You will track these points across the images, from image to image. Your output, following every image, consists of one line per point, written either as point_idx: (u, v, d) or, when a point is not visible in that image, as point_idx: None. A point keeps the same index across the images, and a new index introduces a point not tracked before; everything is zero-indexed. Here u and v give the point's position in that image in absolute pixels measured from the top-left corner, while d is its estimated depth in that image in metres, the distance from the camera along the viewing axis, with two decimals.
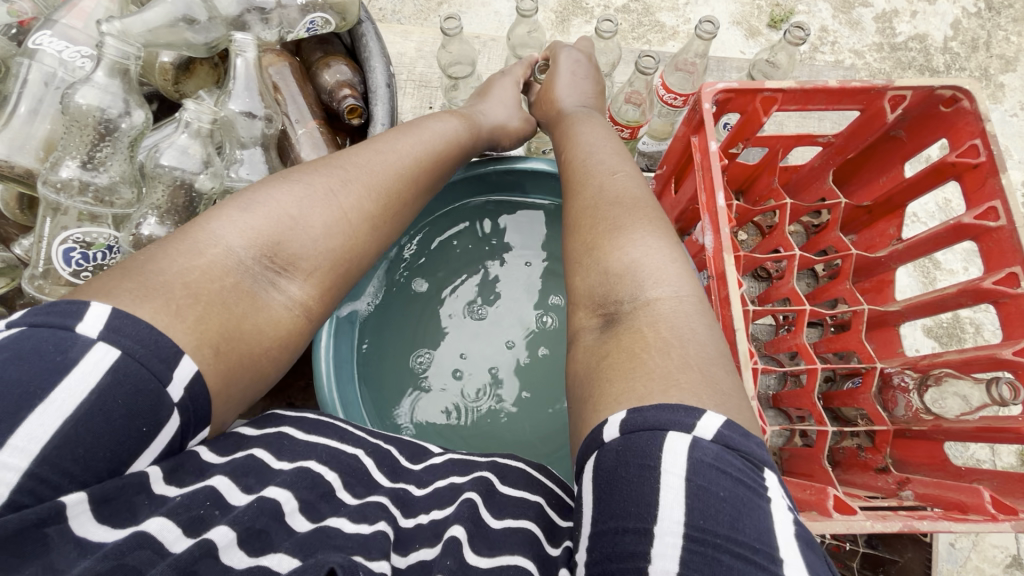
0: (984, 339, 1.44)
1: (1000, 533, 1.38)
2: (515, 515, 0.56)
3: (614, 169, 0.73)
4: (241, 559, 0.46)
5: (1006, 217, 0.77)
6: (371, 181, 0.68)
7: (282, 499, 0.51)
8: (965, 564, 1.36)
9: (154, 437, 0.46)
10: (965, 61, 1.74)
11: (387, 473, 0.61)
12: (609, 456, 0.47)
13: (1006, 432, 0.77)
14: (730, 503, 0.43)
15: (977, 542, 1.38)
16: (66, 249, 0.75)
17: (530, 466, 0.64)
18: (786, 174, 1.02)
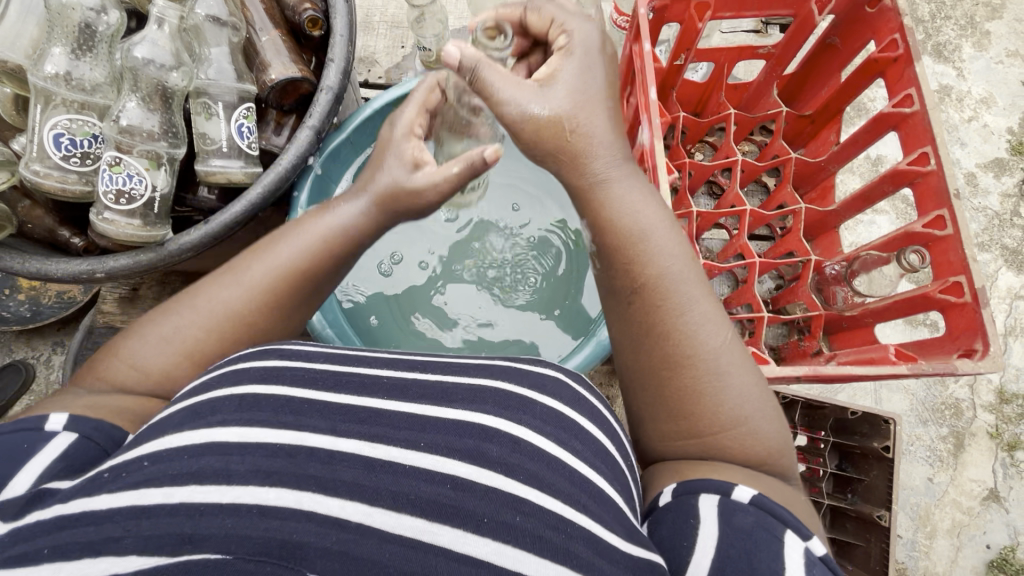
0: None
1: (977, 467, 1.42)
2: (562, 444, 0.55)
3: (681, 277, 0.65)
4: (193, 492, 0.46)
5: (920, 104, 0.88)
6: (262, 289, 0.65)
7: (230, 429, 0.51)
8: (943, 498, 1.40)
9: (40, 449, 0.51)
10: (951, 11, 1.75)
11: (347, 364, 0.61)
12: (714, 515, 0.53)
13: (921, 299, 0.84)
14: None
15: (954, 477, 1.42)
16: (55, 134, 0.80)
17: (567, 376, 0.63)
18: (737, 93, 1.13)
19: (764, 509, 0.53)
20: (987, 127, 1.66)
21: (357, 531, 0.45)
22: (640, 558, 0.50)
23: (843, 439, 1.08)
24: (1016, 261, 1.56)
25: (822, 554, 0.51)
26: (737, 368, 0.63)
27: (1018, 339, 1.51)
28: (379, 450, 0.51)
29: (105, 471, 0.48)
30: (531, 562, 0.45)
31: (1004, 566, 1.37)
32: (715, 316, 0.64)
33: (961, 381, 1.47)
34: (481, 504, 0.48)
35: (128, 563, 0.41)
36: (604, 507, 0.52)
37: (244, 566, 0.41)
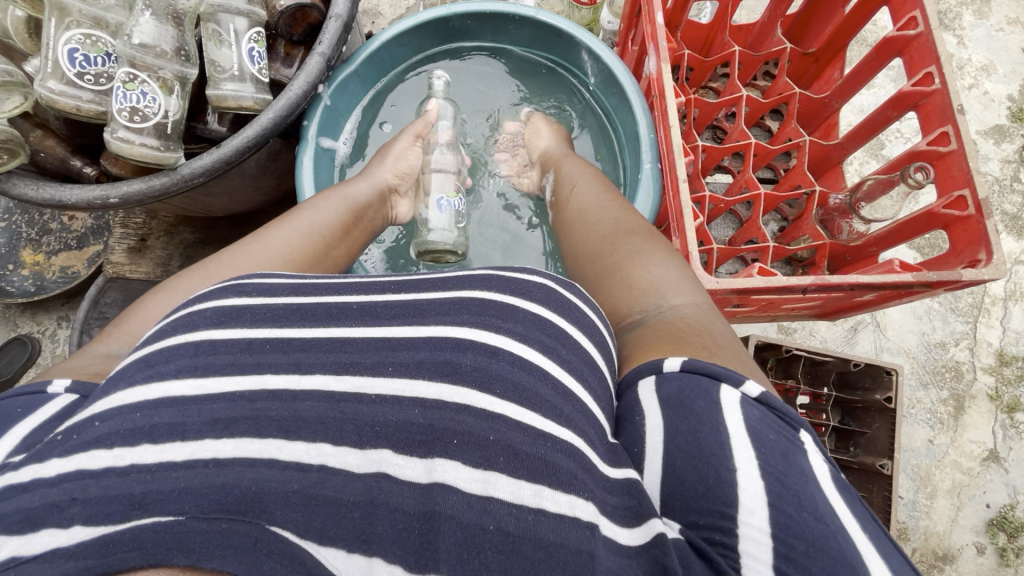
0: None
1: (977, 429, 1.44)
2: (542, 350, 0.48)
3: (588, 192, 0.87)
4: (145, 452, 0.39)
5: (924, 25, 0.86)
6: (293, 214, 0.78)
7: (186, 381, 0.44)
8: (943, 459, 1.42)
9: (33, 411, 0.46)
10: None
11: (312, 295, 0.55)
12: (671, 391, 0.47)
13: (923, 224, 0.85)
14: (779, 447, 0.42)
15: (955, 438, 1.43)
16: (69, 49, 0.78)
17: (553, 281, 0.56)
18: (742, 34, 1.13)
19: (695, 371, 0.47)
20: (988, 94, 1.67)
21: (321, 472, 0.40)
22: (616, 478, 0.43)
23: (846, 394, 1.09)
24: (1015, 226, 1.57)
25: (757, 395, 0.45)
26: (636, 235, 0.73)
27: (1018, 304, 1.52)
28: (344, 382, 0.46)
29: (64, 434, 0.40)
30: (506, 484, 0.39)
31: (1003, 524, 1.39)
32: (613, 206, 0.81)
33: (961, 345, 1.49)
34: (457, 421, 0.42)
35: (72, 535, 0.33)
36: (582, 428, 0.44)
37: (198, 527, 0.33)
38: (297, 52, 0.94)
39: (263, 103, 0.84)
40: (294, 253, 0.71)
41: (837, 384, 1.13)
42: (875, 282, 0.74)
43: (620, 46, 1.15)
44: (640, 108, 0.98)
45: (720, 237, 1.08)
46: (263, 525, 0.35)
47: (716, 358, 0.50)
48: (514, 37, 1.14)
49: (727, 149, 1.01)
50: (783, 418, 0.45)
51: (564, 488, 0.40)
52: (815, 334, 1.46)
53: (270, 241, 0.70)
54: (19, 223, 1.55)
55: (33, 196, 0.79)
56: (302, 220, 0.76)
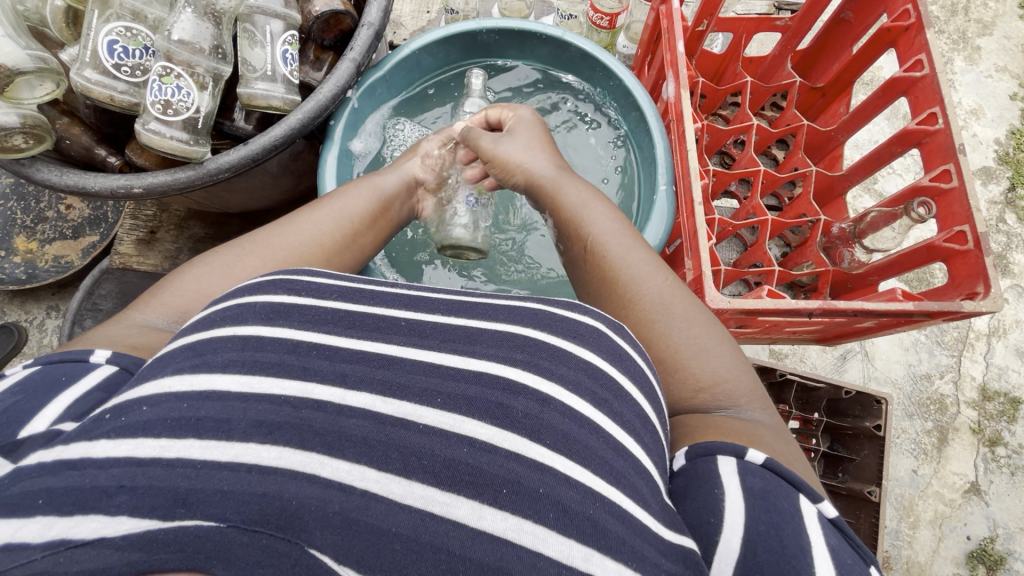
0: None
1: (960, 461, 1.47)
2: (596, 403, 0.49)
3: (625, 247, 0.77)
4: (191, 446, 0.41)
5: (929, 68, 0.90)
6: (332, 211, 0.79)
7: (231, 376, 0.46)
8: (926, 490, 1.44)
9: (77, 379, 0.49)
10: (944, 25, 1.82)
11: (362, 303, 0.56)
12: (755, 479, 0.49)
13: (919, 258, 0.88)
14: (854, 570, 0.46)
15: (938, 469, 1.46)
16: (109, 41, 0.79)
17: (606, 325, 0.57)
18: (753, 66, 1.18)
19: (776, 473, 0.50)
20: (976, 136, 1.73)
21: (364, 497, 0.40)
22: (672, 543, 0.44)
23: (835, 420, 1.12)
24: (999, 265, 1.63)
25: (831, 517, 0.49)
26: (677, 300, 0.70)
27: (1001, 340, 1.56)
28: (392, 405, 0.46)
29: (108, 413, 0.44)
30: (558, 544, 0.40)
31: (982, 557, 1.41)
32: (653, 268, 0.73)
33: (946, 377, 1.52)
34: (508, 470, 0.43)
35: (118, 525, 0.36)
36: (632, 487, 0.45)
37: (239, 538, 0.35)
38: (327, 57, 0.96)
39: (292, 104, 0.85)
40: (325, 240, 0.76)
41: (827, 410, 1.15)
42: (880, 308, 0.76)
43: (637, 69, 1.19)
44: (658, 131, 1.00)
45: (725, 259, 1.11)
46: (302, 546, 0.36)
47: (793, 469, 0.54)
48: (539, 56, 1.15)
49: (737, 175, 1.03)
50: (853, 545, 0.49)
51: (615, 554, 0.40)
52: (806, 359, 1.49)
53: (303, 227, 0.75)
54: (14, 208, 1.53)
55: (58, 183, 0.79)
56: (333, 207, 0.79)
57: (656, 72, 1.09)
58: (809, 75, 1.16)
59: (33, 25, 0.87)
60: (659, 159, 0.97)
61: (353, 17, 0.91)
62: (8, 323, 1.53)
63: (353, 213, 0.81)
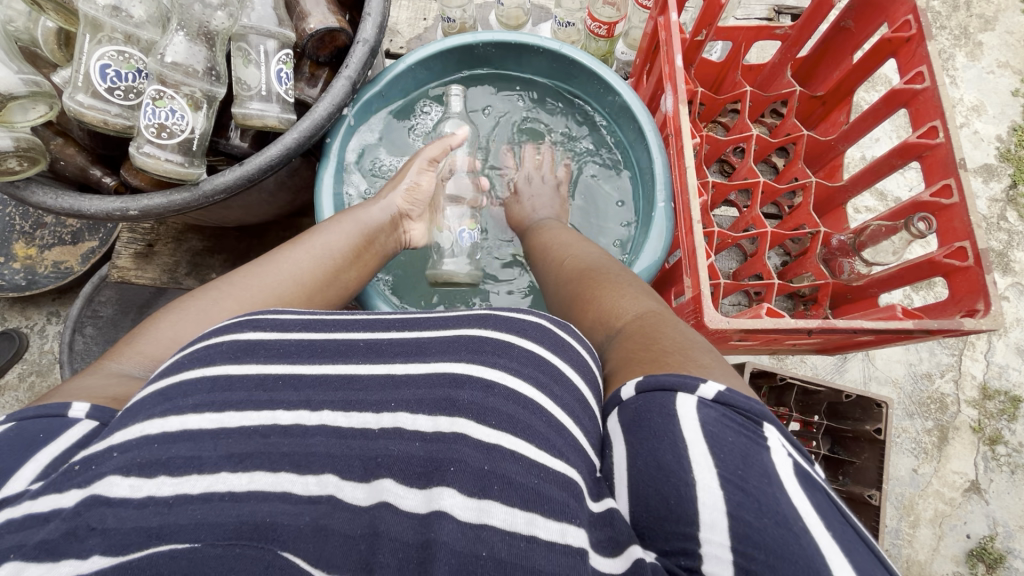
0: None
1: (960, 460, 1.47)
2: (536, 385, 0.49)
3: (580, 247, 0.88)
4: (162, 485, 0.41)
5: (930, 80, 0.89)
6: (314, 247, 0.79)
7: (203, 416, 0.46)
8: (927, 489, 1.45)
9: (55, 436, 0.47)
10: (946, 20, 1.81)
11: (323, 331, 0.57)
12: (629, 411, 0.47)
13: (918, 274, 0.88)
14: (740, 456, 0.41)
15: (938, 468, 1.46)
16: (101, 65, 0.79)
17: (547, 317, 0.57)
18: (752, 74, 1.17)
19: (651, 390, 0.47)
20: (977, 133, 1.72)
21: (330, 504, 0.43)
22: (597, 509, 0.44)
23: (836, 423, 1.12)
24: (1000, 263, 1.62)
25: (717, 396, 0.44)
26: (600, 268, 0.78)
27: (1001, 338, 1.56)
28: (354, 418, 0.48)
29: (78, 462, 0.42)
30: (502, 514, 0.41)
31: (982, 555, 1.42)
32: (601, 252, 0.86)
33: (946, 377, 1.52)
34: (456, 454, 0.44)
35: (90, 565, 0.36)
36: (566, 456, 0.45)
37: (211, 552, 0.37)
38: (322, 73, 0.96)
39: (287, 122, 0.85)
40: (305, 277, 0.75)
41: (828, 413, 1.15)
42: (880, 327, 0.76)
43: (634, 78, 1.18)
44: (657, 147, 0.99)
45: (725, 269, 1.11)
46: (274, 550, 0.38)
47: (679, 366, 0.50)
48: (536, 68, 1.14)
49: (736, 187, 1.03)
50: (745, 413, 0.44)
51: (557, 517, 0.41)
52: (806, 361, 1.50)
53: (283, 264, 0.75)
54: (13, 215, 1.53)
55: (54, 206, 0.79)
56: (315, 243, 0.80)
57: (654, 83, 1.08)
58: (808, 83, 1.15)
59: (24, 45, 0.87)
60: (659, 176, 0.96)
61: (349, 33, 0.90)
62: (8, 330, 1.53)
63: (334, 250, 0.81)
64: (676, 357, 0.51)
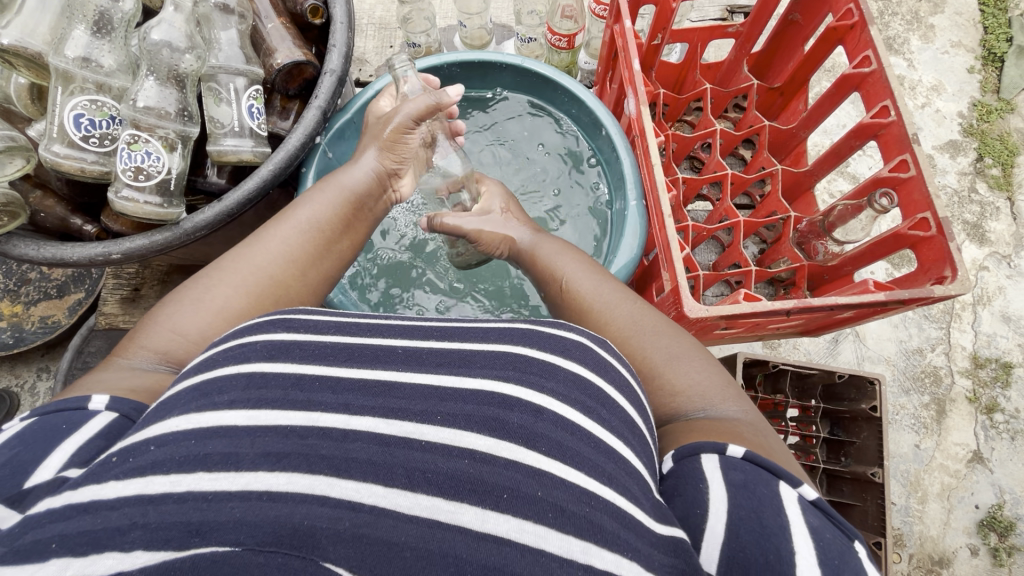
0: None
1: (961, 431, 1.49)
2: (584, 411, 0.52)
3: (595, 283, 0.82)
4: (201, 480, 0.41)
5: (877, 63, 0.93)
6: (299, 224, 0.78)
7: (238, 412, 0.47)
8: (931, 463, 1.46)
9: (78, 428, 0.50)
10: (896, 7, 1.88)
11: (358, 335, 0.58)
12: (736, 476, 0.53)
13: (885, 248, 0.90)
14: (835, 547, 0.49)
15: (940, 442, 1.48)
16: (76, 115, 0.80)
17: (588, 339, 0.60)
18: (711, 72, 1.20)
19: (757, 464, 0.54)
20: (939, 112, 1.77)
21: (372, 513, 0.41)
22: (664, 535, 0.47)
23: (833, 405, 1.13)
24: (976, 234, 1.66)
25: (813, 499, 0.53)
26: (643, 315, 0.75)
27: (986, 308, 1.59)
28: (394, 426, 0.48)
29: (113, 454, 0.45)
30: (557, 540, 0.42)
31: (993, 524, 1.42)
32: (620, 294, 0.79)
33: (937, 350, 1.54)
34: (507, 477, 0.45)
35: (134, 560, 0.36)
36: (625, 484, 0.48)
37: (255, 560, 0.36)
38: (293, 105, 0.98)
39: (261, 156, 0.86)
40: (294, 254, 0.75)
41: (824, 395, 1.16)
42: (853, 302, 0.78)
43: (598, 86, 1.21)
44: (624, 149, 1.02)
45: (704, 262, 1.13)
46: (316, 561, 0.37)
47: (772, 458, 0.57)
48: (502, 82, 1.17)
49: (706, 180, 1.05)
50: (838, 525, 0.52)
51: (610, 547, 0.43)
52: (799, 346, 1.52)
53: (271, 244, 0.74)
54: None
55: (37, 257, 0.79)
56: (299, 217, 0.78)
57: (615, 89, 1.11)
58: (766, 75, 1.19)
59: None
60: (628, 176, 0.99)
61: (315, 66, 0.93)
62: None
63: (320, 221, 0.80)
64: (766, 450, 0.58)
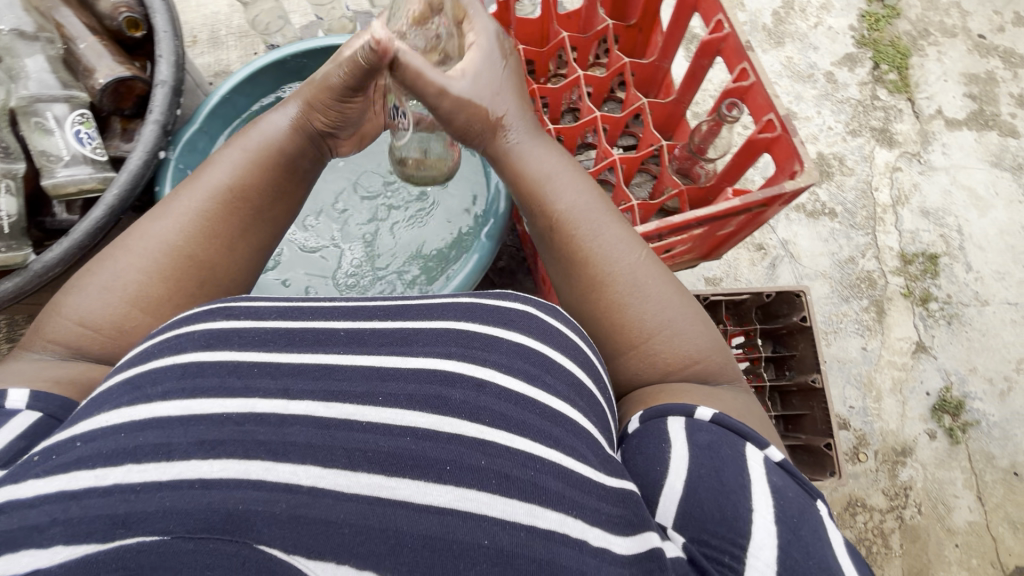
0: (848, 168, 1.68)
1: (902, 326, 1.56)
2: (527, 378, 0.53)
3: (593, 218, 0.75)
4: (129, 472, 0.40)
5: None
6: (215, 204, 0.71)
7: (173, 403, 0.45)
8: (880, 362, 1.52)
9: (2, 427, 0.49)
10: None
11: (301, 319, 0.56)
12: (701, 439, 0.57)
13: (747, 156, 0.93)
14: (795, 504, 0.52)
15: (885, 340, 1.54)
16: None
17: (534, 306, 0.61)
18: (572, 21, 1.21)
19: (725, 425, 0.58)
20: (832, 28, 1.83)
21: (311, 493, 0.41)
22: (613, 488, 0.50)
23: (770, 324, 1.17)
24: (884, 139, 1.72)
25: (778, 461, 0.57)
26: (651, 274, 0.73)
27: (906, 207, 1.66)
28: (334, 408, 0.47)
29: (38, 454, 0.43)
30: (501, 504, 0.43)
31: (945, 407, 1.49)
32: (627, 240, 0.74)
33: (867, 255, 1.61)
34: (450, 450, 0.46)
35: (53, 555, 0.35)
36: (577, 444, 0.50)
37: (184, 547, 0.36)
38: (133, 125, 1.11)
39: (102, 179, 1.01)
40: (211, 235, 0.70)
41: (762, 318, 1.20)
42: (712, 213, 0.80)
43: None
44: None
45: None
46: (251, 544, 0.37)
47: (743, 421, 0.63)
48: None
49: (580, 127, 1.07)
50: (800, 483, 0.56)
51: (555, 506, 0.45)
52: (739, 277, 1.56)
53: (181, 222, 0.69)
54: None
55: None
56: (216, 192, 0.72)
57: None
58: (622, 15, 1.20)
59: None
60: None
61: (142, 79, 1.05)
62: None
63: (235, 194, 0.72)
64: (749, 414, 0.66)
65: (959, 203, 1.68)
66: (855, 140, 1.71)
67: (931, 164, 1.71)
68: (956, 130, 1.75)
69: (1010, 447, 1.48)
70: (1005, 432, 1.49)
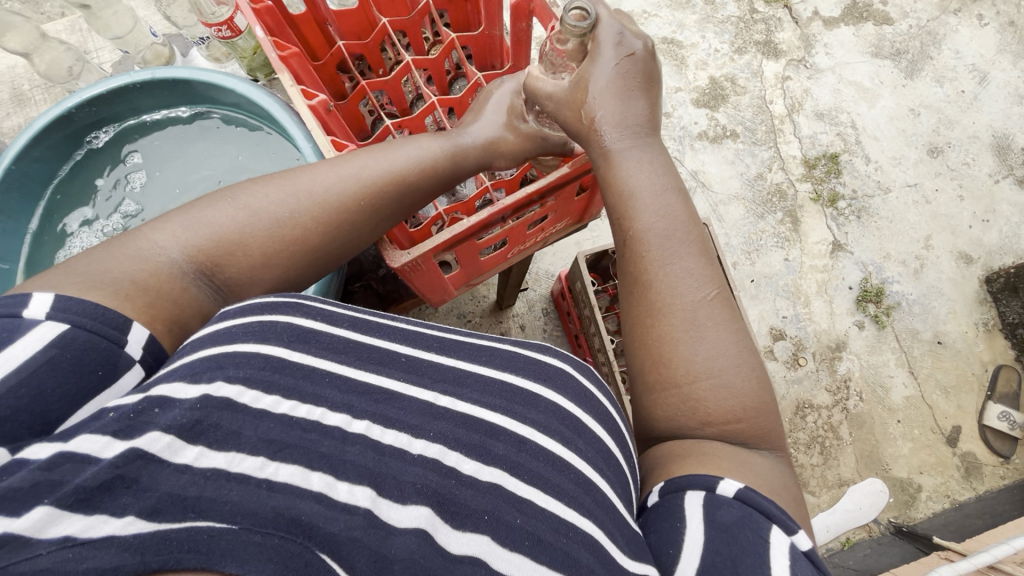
0: (741, 87, 1.70)
1: (817, 229, 1.61)
2: (563, 441, 0.50)
3: (675, 237, 0.63)
4: (203, 453, 0.37)
5: None
6: (318, 211, 0.61)
7: (245, 393, 0.41)
8: (803, 269, 1.58)
9: (113, 382, 0.45)
10: None
11: (370, 335, 0.52)
12: (728, 512, 0.49)
13: None
14: None
15: (803, 247, 1.59)
16: None
17: (572, 365, 0.58)
18: None
19: (749, 503, 0.50)
20: None
21: (368, 516, 0.37)
22: (638, 574, 0.45)
23: None
24: (770, 51, 1.74)
25: (806, 550, 0.48)
26: (726, 324, 0.60)
27: (801, 114, 1.70)
28: (389, 434, 0.44)
29: (112, 410, 0.37)
30: (529, 571, 0.40)
31: (867, 296, 1.57)
32: (706, 276, 0.62)
33: (774, 168, 1.64)
34: (490, 502, 0.43)
35: (128, 525, 0.31)
36: (608, 512, 0.47)
37: (251, 538, 0.32)
38: None
39: None
40: (292, 242, 0.60)
41: None
42: (545, 183, 0.71)
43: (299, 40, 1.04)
44: (285, 117, 0.87)
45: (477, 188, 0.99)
46: (314, 548, 0.33)
47: (776, 494, 0.53)
48: (161, 96, 1.00)
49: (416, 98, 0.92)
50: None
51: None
52: None
53: (288, 204, 0.60)
54: None
55: None
56: (323, 181, 0.63)
57: None
58: None
59: None
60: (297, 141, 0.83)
61: None
62: None
63: (325, 202, 0.62)
64: (784, 492, 0.54)
65: (850, 99, 1.72)
66: (742, 58, 1.72)
67: (816, 66, 1.74)
68: (834, 28, 1.77)
69: (931, 320, 1.58)
70: (925, 307, 1.58)
